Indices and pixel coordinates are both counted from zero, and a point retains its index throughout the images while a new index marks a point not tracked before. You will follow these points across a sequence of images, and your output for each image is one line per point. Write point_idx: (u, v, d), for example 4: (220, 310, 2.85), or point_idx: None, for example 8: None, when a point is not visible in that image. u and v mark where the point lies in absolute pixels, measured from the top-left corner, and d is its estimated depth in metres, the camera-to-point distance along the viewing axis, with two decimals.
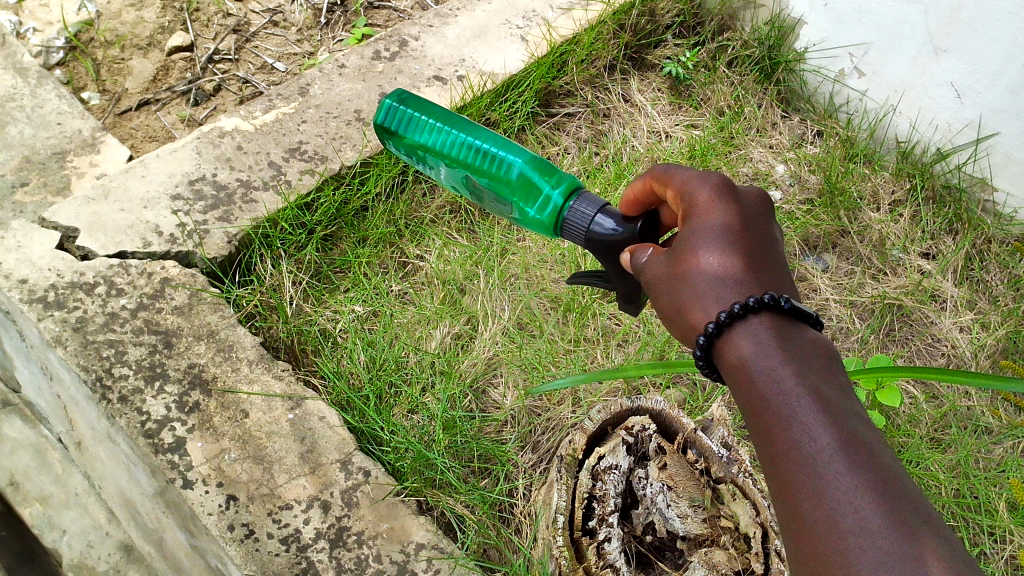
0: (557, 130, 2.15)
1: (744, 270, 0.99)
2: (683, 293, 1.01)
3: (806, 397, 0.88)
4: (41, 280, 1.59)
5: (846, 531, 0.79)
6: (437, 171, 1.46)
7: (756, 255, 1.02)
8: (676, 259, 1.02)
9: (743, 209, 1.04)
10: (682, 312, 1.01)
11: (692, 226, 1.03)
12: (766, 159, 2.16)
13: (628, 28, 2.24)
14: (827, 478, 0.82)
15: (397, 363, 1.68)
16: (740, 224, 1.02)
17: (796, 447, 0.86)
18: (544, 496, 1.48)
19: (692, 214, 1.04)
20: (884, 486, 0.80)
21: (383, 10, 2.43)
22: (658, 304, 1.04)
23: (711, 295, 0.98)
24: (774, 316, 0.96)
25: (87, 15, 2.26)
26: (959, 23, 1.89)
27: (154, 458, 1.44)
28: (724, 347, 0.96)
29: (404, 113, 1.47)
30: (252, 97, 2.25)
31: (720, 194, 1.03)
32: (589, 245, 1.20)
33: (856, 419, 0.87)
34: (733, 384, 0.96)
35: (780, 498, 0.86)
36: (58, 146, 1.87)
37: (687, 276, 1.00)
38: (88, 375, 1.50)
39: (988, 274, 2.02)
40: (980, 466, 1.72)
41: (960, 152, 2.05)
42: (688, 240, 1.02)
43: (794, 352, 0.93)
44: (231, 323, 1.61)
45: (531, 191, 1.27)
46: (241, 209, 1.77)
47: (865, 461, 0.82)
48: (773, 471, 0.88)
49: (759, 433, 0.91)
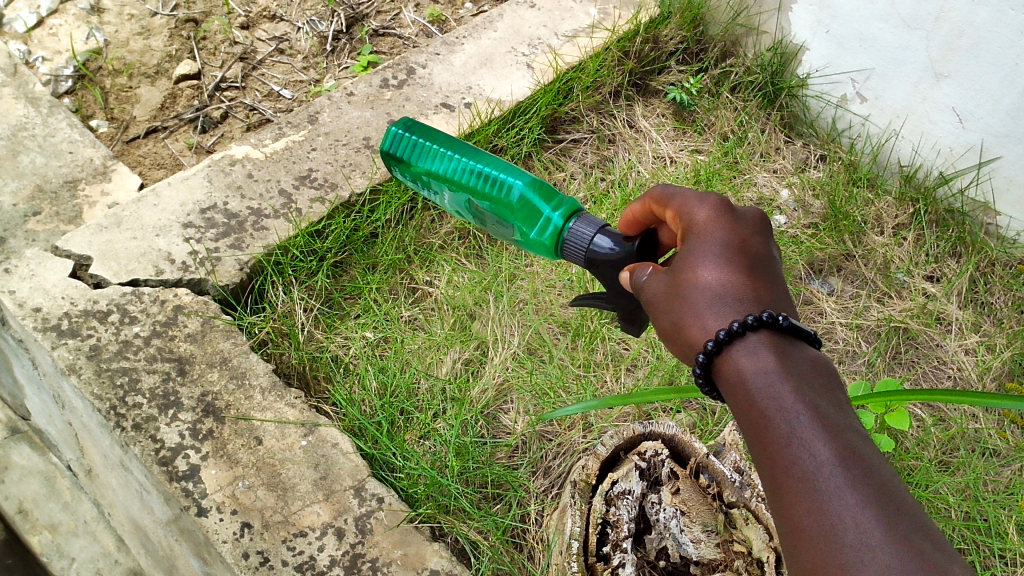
0: (564, 156, 2.17)
1: (743, 288, 1.01)
2: (681, 311, 1.02)
3: (806, 414, 0.89)
4: (55, 308, 1.61)
5: (847, 546, 0.79)
6: (440, 196, 1.50)
7: (755, 273, 1.03)
8: (676, 277, 1.04)
9: (742, 228, 1.06)
10: (682, 331, 1.02)
11: (691, 245, 1.05)
12: (770, 184, 2.18)
13: (632, 55, 2.27)
14: (826, 494, 0.83)
15: (409, 390, 1.69)
16: (739, 243, 1.04)
17: (795, 463, 0.86)
18: (556, 521, 1.48)
19: (691, 233, 1.06)
20: (884, 502, 0.81)
21: (388, 38, 2.46)
22: (658, 323, 1.06)
23: (711, 313, 1.00)
24: (773, 334, 0.97)
25: (96, 44, 2.28)
26: (961, 50, 1.91)
27: (168, 486, 1.45)
28: (723, 364, 0.97)
29: (410, 140, 1.53)
30: (259, 125, 2.26)
31: (718, 214, 1.06)
32: (589, 264, 1.23)
33: (856, 436, 0.88)
34: (733, 401, 0.97)
35: (780, 514, 0.87)
36: (70, 175, 1.88)
37: (686, 294, 1.02)
38: (102, 403, 1.51)
39: (992, 296, 2.03)
40: (989, 489, 1.73)
41: (962, 176, 2.08)
42: (687, 260, 1.04)
43: (793, 369, 0.94)
44: (244, 350, 1.61)
45: (532, 214, 1.31)
46: (252, 236, 1.78)
47: (864, 477, 0.83)
48: (773, 487, 0.89)
49: (758, 449, 0.91)
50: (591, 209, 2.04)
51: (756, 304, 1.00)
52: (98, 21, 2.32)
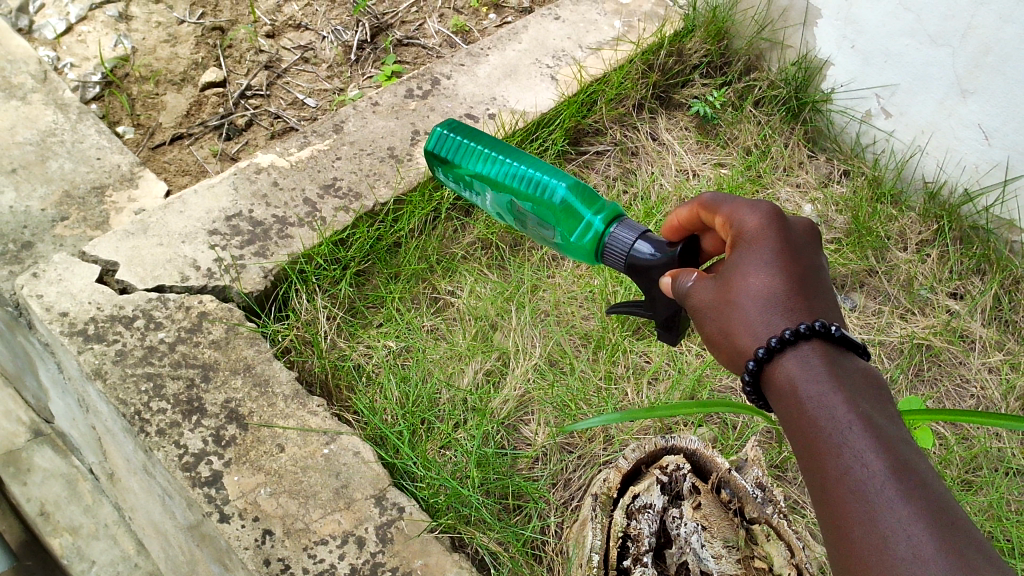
0: (587, 168, 2.18)
1: (793, 297, 1.03)
2: (731, 319, 1.04)
3: (857, 424, 0.92)
4: (82, 313, 1.62)
5: (899, 556, 0.82)
6: (482, 196, 1.56)
7: (806, 282, 1.05)
8: (725, 285, 1.05)
9: (793, 237, 1.07)
10: (730, 337, 1.05)
11: (742, 252, 1.06)
12: (793, 199, 2.17)
13: (656, 68, 2.28)
14: (879, 504, 0.86)
15: (431, 400, 1.69)
16: (790, 252, 1.05)
17: (847, 473, 0.90)
18: (576, 534, 1.49)
19: (741, 240, 1.06)
20: (936, 513, 0.84)
21: (412, 47, 2.47)
22: (704, 329, 1.07)
23: (761, 320, 1.03)
24: (824, 343, 1.00)
25: (124, 51, 2.31)
26: (987, 66, 1.91)
27: (191, 491, 1.45)
28: (774, 372, 1.00)
29: (454, 141, 1.59)
30: (284, 133, 2.28)
31: (769, 221, 1.06)
32: (629, 271, 1.24)
33: (907, 447, 0.91)
34: (782, 409, 1.00)
35: (829, 523, 0.90)
36: (97, 181, 1.90)
37: (736, 302, 1.04)
38: (126, 409, 1.52)
39: (1017, 315, 2.02)
40: (1013, 509, 1.71)
41: (988, 193, 2.06)
42: (735, 267, 1.05)
43: (844, 379, 0.97)
44: (267, 357, 1.62)
45: (573, 218, 1.33)
46: (277, 244, 1.79)
47: (917, 488, 0.86)
48: (822, 495, 0.92)
49: (808, 457, 0.95)
50: None
51: (806, 312, 1.03)
52: (126, 29, 2.35)
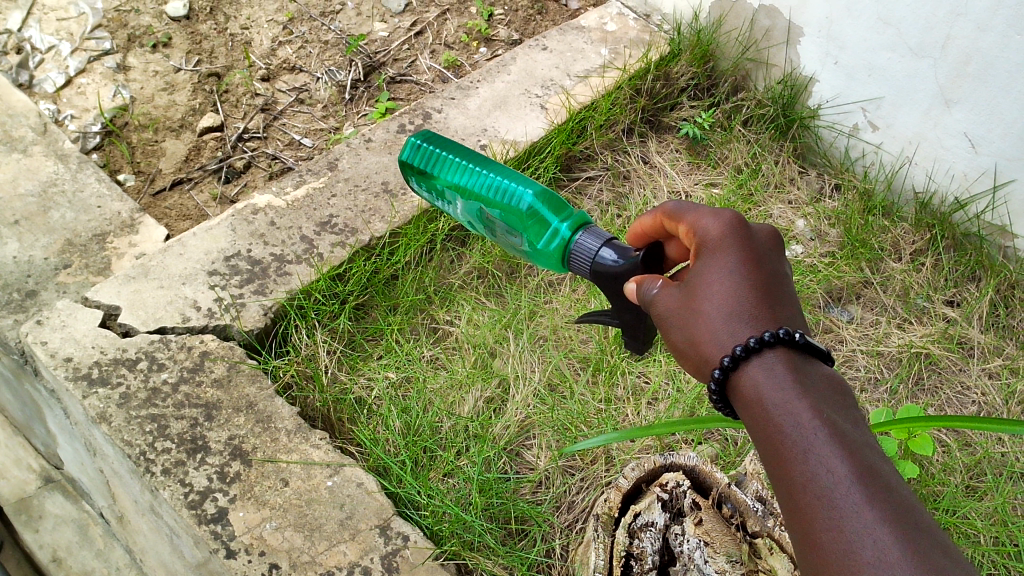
0: (580, 193, 2.20)
1: (757, 305, 1.05)
2: (695, 327, 1.06)
3: (822, 431, 0.93)
4: (86, 357, 1.65)
5: (865, 560, 0.83)
6: (453, 205, 1.58)
7: (770, 290, 1.07)
8: (690, 293, 1.08)
9: (756, 246, 1.09)
10: (696, 345, 1.06)
11: (705, 260, 1.08)
12: (785, 215, 2.20)
13: (644, 92, 2.31)
14: (845, 509, 0.87)
15: (432, 429, 1.71)
16: (753, 260, 1.08)
17: (813, 480, 0.90)
18: (581, 555, 1.50)
19: (705, 248, 1.09)
20: (901, 517, 0.85)
21: (405, 84, 2.51)
22: (671, 338, 1.09)
23: (726, 329, 1.04)
24: (789, 351, 1.01)
25: (122, 101, 2.35)
26: (968, 76, 1.93)
27: (198, 529, 1.47)
28: (741, 380, 1.01)
29: (428, 151, 1.58)
30: (281, 173, 2.32)
31: (730, 230, 1.09)
32: (594, 276, 1.28)
33: (871, 452, 0.92)
34: (749, 417, 1.01)
35: (796, 528, 0.91)
36: (98, 228, 1.94)
37: (700, 310, 1.06)
38: (132, 450, 1.54)
39: (1014, 319, 2.03)
40: (1018, 513, 1.71)
41: (978, 200, 2.07)
42: (700, 276, 1.08)
43: (809, 387, 0.98)
44: (269, 394, 1.64)
45: (541, 226, 1.36)
46: (275, 282, 1.82)
47: (882, 494, 0.87)
48: (789, 501, 0.92)
49: (774, 464, 0.95)
50: None
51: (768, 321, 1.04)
52: (124, 79, 2.40)
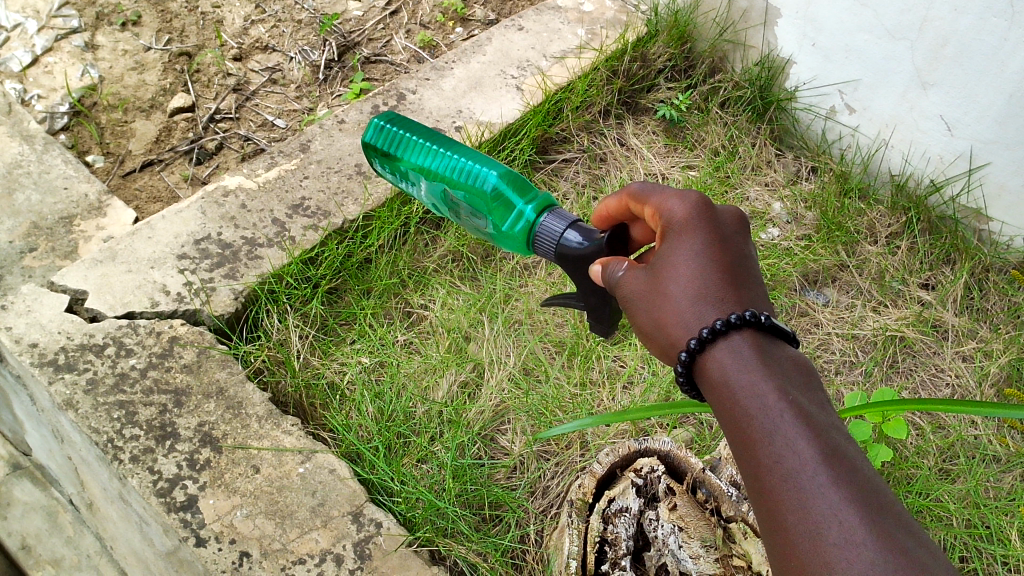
0: (556, 175, 2.18)
1: (723, 287, 1.03)
2: (662, 311, 1.05)
3: (789, 413, 0.92)
4: (51, 343, 1.61)
5: (832, 544, 0.82)
6: (418, 187, 1.55)
7: (736, 272, 1.06)
8: (656, 276, 1.07)
9: (721, 228, 1.08)
10: (662, 328, 1.05)
11: (672, 242, 1.07)
12: (762, 198, 2.19)
13: (621, 74, 2.29)
14: (810, 492, 0.86)
15: (406, 414, 1.69)
16: (719, 243, 1.06)
17: (780, 463, 0.89)
18: (555, 541, 1.49)
19: (671, 229, 1.08)
20: (868, 500, 0.84)
21: (380, 64, 2.48)
22: (638, 321, 1.08)
23: (693, 311, 1.02)
24: (755, 333, 1.00)
25: (91, 80, 2.31)
26: (944, 58, 1.93)
27: (167, 517, 1.45)
28: (707, 362, 1.00)
29: (391, 133, 1.54)
30: (254, 154, 2.28)
31: (697, 211, 1.07)
32: (559, 259, 1.26)
33: (838, 433, 0.91)
34: (716, 399, 1.00)
35: (764, 511, 0.90)
36: (64, 211, 1.90)
37: (666, 293, 1.05)
38: (99, 437, 1.52)
39: (988, 302, 2.03)
40: (990, 496, 1.71)
41: (954, 183, 2.07)
42: (666, 258, 1.06)
43: (775, 369, 0.97)
44: (240, 379, 1.62)
45: (505, 208, 1.34)
46: (246, 266, 1.79)
47: (849, 477, 0.86)
48: (756, 485, 0.91)
49: (741, 447, 0.94)
50: None
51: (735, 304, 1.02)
52: (92, 58, 2.35)
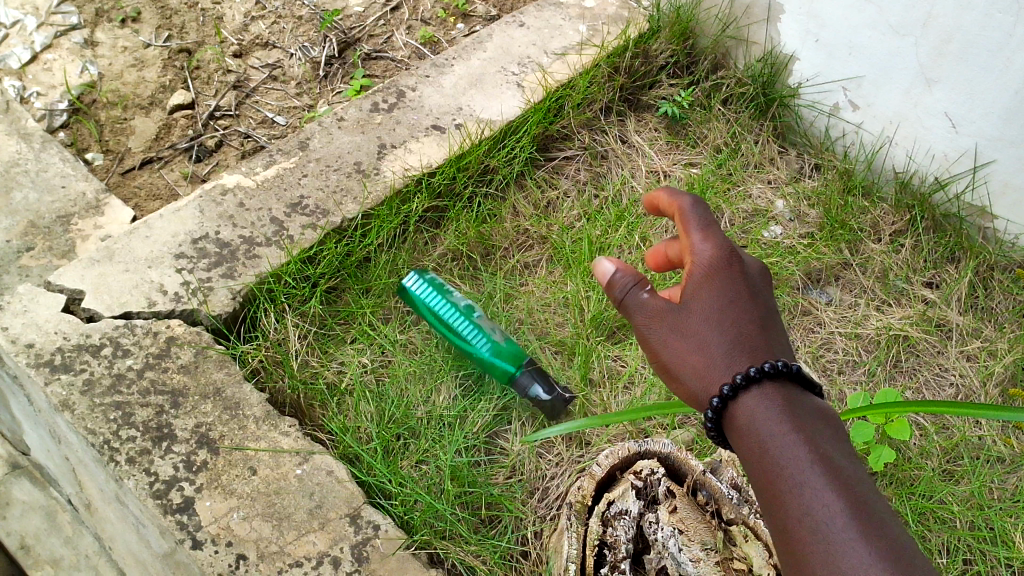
0: (557, 173, 2.17)
1: (750, 337, 1.11)
2: (692, 355, 1.12)
3: (816, 465, 0.97)
4: (48, 344, 1.60)
5: None
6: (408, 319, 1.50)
7: (761, 323, 1.13)
8: (685, 317, 1.14)
9: (748, 280, 1.16)
10: (690, 368, 1.12)
11: (699, 290, 1.14)
12: (765, 196, 2.18)
13: (623, 71, 2.26)
14: (839, 543, 0.90)
15: (405, 415, 1.68)
16: (746, 295, 1.14)
17: (807, 512, 0.94)
18: (555, 543, 1.48)
19: (699, 271, 1.15)
20: (893, 552, 0.88)
21: (381, 61, 2.46)
22: (663, 359, 1.15)
23: (722, 354, 1.10)
24: (783, 385, 1.06)
25: (90, 77, 2.29)
26: (949, 55, 1.91)
27: (163, 519, 1.44)
28: (736, 409, 1.06)
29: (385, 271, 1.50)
30: (254, 152, 2.27)
31: (723, 260, 1.15)
32: None
33: (864, 486, 0.96)
34: (744, 446, 1.04)
35: (790, 557, 0.94)
36: (62, 210, 1.89)
37: (696, 335, 1.12)
38: (96, 438, 1.51)
39: (992, 301, 2.02)
40: (995, 497, 1.70)
41: (958, 180, 2.05)
42: (696, 301, 1.14)
43: (802, 420, 1.02)
44: (237, 380, 1.61)
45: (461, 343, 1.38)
46: (244, 265, 1.78)
47: (875, 529, 0.90)
48: (783, 532, 0.96)
49: (769, 495, 0.99)
50: (584, 227, 2.05)
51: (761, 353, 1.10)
52: (92, 55, 2.34)
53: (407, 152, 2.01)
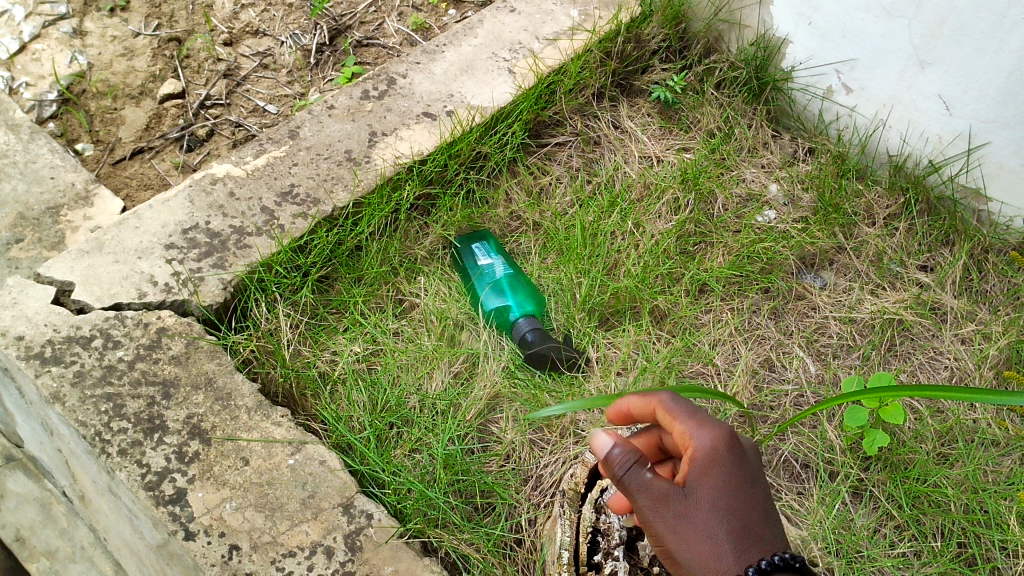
0: (549, 160, 2.16)
1: (752, 536, 1.11)
2: (699, 544, 1.10)
3: None
4: (38, 336, 1.60)
5: None
6: None
7: (762, 524, 1.13)
8: (688, 502, 1.12)
9: (745, 464, 1.15)
10: (695, 555, 1.09)
11: (701, 476, 1.13)
12: (758, 180, 2.17)
13: (615, 55, 2.24)
14: None
15: (399, 404, 1.68)
16: (747, 486, 1.14)
17: None
18: (549, 530, 1.47)
19: (700, 459, 1.13)
20: None
21: (372, 48, 2.44)
22: (664, 542, 1.12)
23: (729, 543, 1.09)
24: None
25: (79, 67, 2.28)
26: (943, 36, 1.89)
27: (155, 510, 1.43)
28: None
29: None
30: (245, 141, 2.26)
31: (724, 446, 1.14)
32: None
33: None
34: None
35: None
36: (52, 201, 1.88)
37: (701, 520, 1.10)
38: (87, 430, 1.50)
39: (987, 284, 2.01)
40: (989, 480, 1.69)
41: (952, 163, 2.04)
42: (699, 486, 1.12)
43: None
44: (229, 370, 1.60)
45: None
46: (235, 255, 1.77)
47: None
48: None
49: None
50: (577, 213, 2.04)
51: (762, 547, 1.11)
52: (81, 44, 2.32)
53: (398, 139, 2.00)
